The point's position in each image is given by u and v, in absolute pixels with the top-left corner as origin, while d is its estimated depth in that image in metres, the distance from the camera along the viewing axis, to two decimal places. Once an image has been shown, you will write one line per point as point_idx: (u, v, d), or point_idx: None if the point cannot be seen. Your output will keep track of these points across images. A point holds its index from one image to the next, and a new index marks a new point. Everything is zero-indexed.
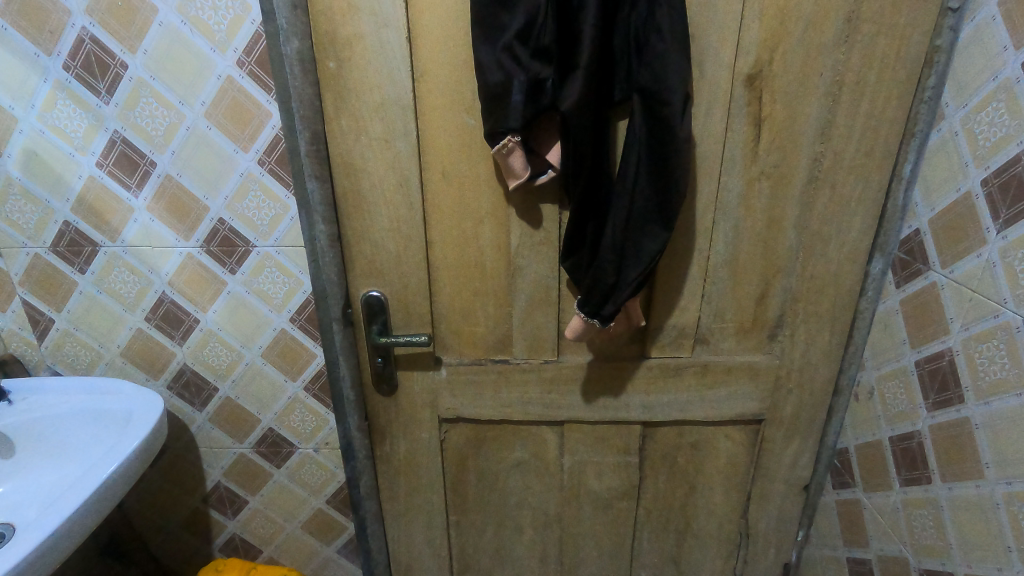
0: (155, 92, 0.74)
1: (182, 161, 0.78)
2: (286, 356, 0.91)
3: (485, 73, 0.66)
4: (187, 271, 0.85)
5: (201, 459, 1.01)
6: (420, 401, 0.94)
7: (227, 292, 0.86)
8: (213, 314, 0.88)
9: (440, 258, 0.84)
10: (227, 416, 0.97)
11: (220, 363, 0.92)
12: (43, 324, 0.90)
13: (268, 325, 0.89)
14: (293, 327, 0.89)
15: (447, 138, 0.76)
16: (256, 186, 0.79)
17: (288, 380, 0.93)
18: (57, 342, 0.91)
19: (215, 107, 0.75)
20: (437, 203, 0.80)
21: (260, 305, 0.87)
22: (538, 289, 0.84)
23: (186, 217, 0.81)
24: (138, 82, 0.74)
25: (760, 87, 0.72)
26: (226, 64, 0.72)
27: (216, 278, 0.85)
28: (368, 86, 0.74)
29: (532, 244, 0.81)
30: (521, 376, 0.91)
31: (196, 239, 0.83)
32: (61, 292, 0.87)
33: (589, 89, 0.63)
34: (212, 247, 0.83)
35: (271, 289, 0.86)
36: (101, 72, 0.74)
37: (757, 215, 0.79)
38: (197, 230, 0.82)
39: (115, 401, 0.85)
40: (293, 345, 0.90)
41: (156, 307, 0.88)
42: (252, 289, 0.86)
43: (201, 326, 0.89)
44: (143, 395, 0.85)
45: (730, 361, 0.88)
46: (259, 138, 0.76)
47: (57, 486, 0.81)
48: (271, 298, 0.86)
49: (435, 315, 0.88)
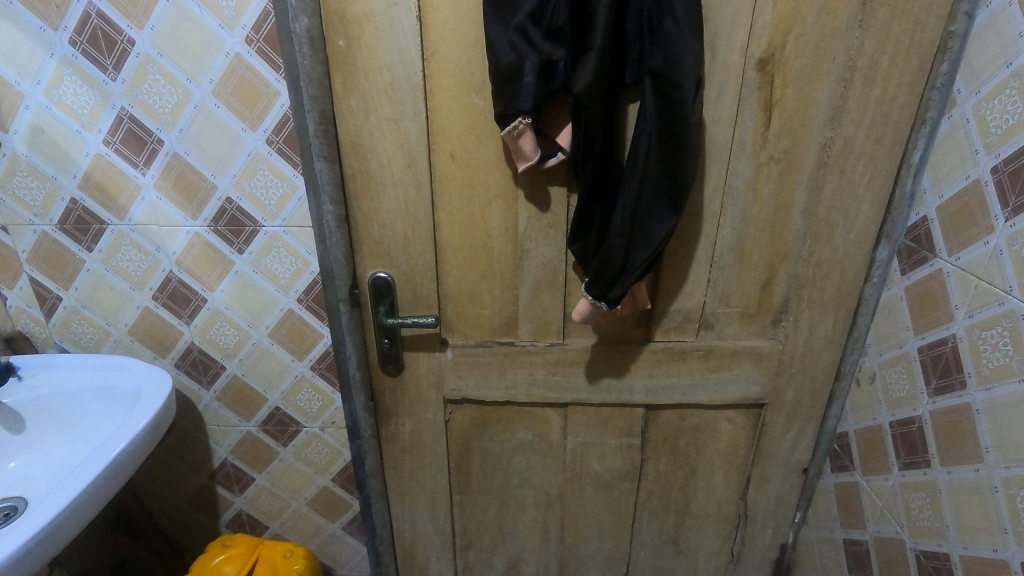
0: (162, 69, 0.74)
1: (190, 139, 0.78)
2: (293, 336, 0.92)
3: (497, 55, 0.66)
4: (194, 250, 0.85)
5: (208, 437, 1.02)
6: (425, 382, 0.95)
7: (234, 272, 0.86)
8: (221, 294, 0.88)
9: (447, 240, 0.84)
10: (233, 395, 0.98)
11: (227, 342, 0.93)
12: (50, 302, 0.90)
13: (276, 305, 0.89)
14: (300, 308, 0.89)
15: (457, 119, 0.76)
16: (264, 166, 0.79)
17: (295, 360, 0.94)
18: (65, 320, 0.92)
19: (223, 85, 0.74)
20: (445, 185, 0.80)
21: (268, 285, 0.87)
22: (545, 272, 0.85)
23: (194, 196, 0.81)
24: (146, 58, 0.73)
25: (772, 72, 0.72)
26: (235, 41, 0.72)
27: (223, 258, 0.85)
28: (377, 65, 0.73)
29: (540, 227, 0.81)
30: (526, 359, 0.92)
31: (203, 218, 0.83)
32: (68, 270, 0.87)
33: (602, 72, 0.63)
34: (219, 226, 0.83)
35: (278, 269, 0.86)
36: (108, 47, 0.73)
37: (764, 200, 0.79)
38: (205, 209, 0.82)
39: (123, 378, 0.85)
40: (300, 325, 0.91)
41: (163, 286, 0.88)
42: (261, 269, 0.86)
43: (208, 306, 0.89)
44: (152, 372, 0.86)
45: (733, 346, 0.89)
46: (268, 116, 0.76)
47: (68, 461, 0.82)
48: (278, 278, 0.87)
49: (442, 297, 0.88)
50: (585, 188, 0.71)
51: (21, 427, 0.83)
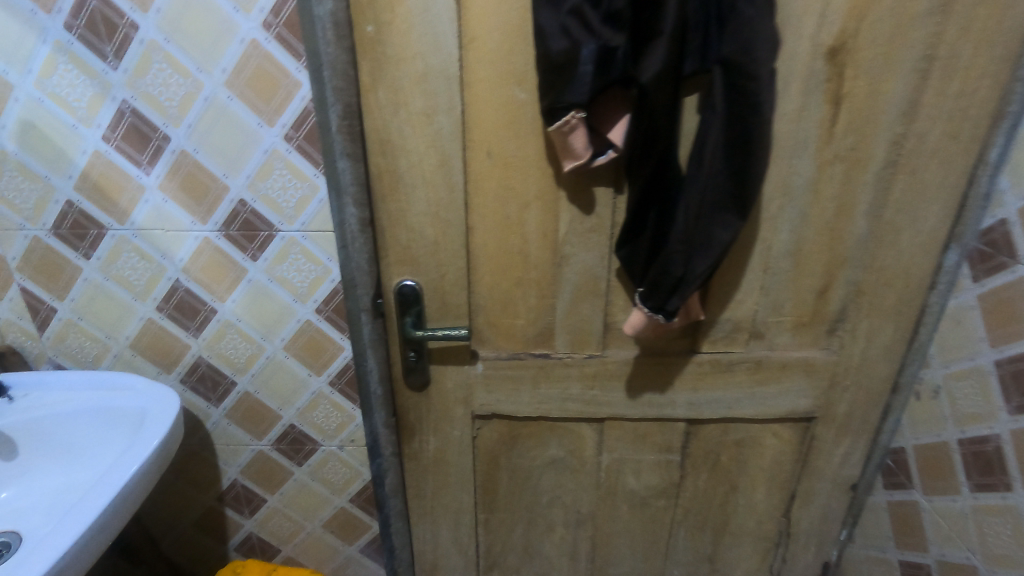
0: (169, 57, 0.66)
1: (199, 135, 0.70)
2: (310, 349, 0.85)
3: (548, 42, 0.59)
4: (203, 257, 0.78)
5: (216, 457, 0.95)
6: (453, 397, 0.88)
7: (248, 281, 0.79)
8: (232, 304, 0.81)
9: (481, 246, 0.77)
10: (245, 412, 0.90)
11: (238, 356, 0.85)
12: (44, 313, 0.82)
13: (292, 317, 0.82)
14: (320, 319, 0.82)
15: (495, 114, 0.69)
16: (282, 165, 0.72)
17: (312, 375, 0.87)
18: (60, 334, 0.84)
19: (237, 76, 0.67)
20: (480, 186, 0.73)
21: (284, 295, 0.80)
22: (585, 279, 0.79)
23: (203, 198, 0.74)
24: (151, 45, 0.66)
25: (843, 62, 0.66)
26: (251, 25, 0.65)
27: (235, 265, 0.78)
28: (409, 54, 0.66)
29: (582, 231, 0.75)
30: (562, 372, 0.85)
31: (213, 222, 0.75)
32: (63, 279, 0.79)
33: (671, 60, 0.57)
34: (231, 231, 0.76)
35: (296, 277, 0.79)
36: (108, 32, 0.65)
37: (826, 201, 0.73)
38: (216, 213, 0.75)
39: (125, 399, 0.78)
40: (318, 337, 0.84)
41: (169, 296, 0.81)
42: (275, 277, 0.79)
43: (218, 317, 0.82)
44: (155, 391, 0.78)
45: (785, 357, 0.83)
46: (287, 110, 0.69)
47: (68, 490, 0.75)
48: (295, 287, 0.80)
49: (473, 307, 0.82)
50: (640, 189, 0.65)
51: (16, 453, 0.76)
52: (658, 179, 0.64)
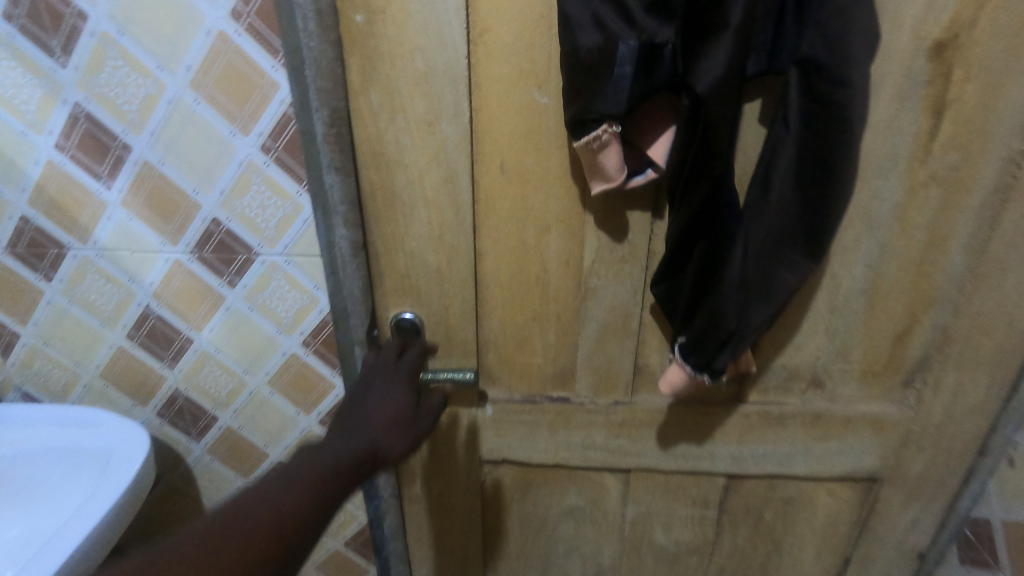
0: (125, 53, 0.56)
1: (165, 145, 0.60)
2: (298, 385, 0.75)
3: (577, 36, 0.47)
4: (175, 281, 0.68)
5: (199, 493, 0.86)
6: (458, 439, 0.78)
7: (226, 308, 0.69)
8: (210, 334, 0.72)
9: (492, 275, 0.66)
10: (229, 447, 0.81)
11: (218, 391, 0.77)
12: (7, 339, 0.74)
13: (277, 350, 0.72)
14: (307, 353, 0.72)
15: (510, 122, 0.57)
16: (260, 180, 0.61)
17: (300, 413, 0.77)
18: (25, 360, 0.75)
19: (204, 75, 0.56)
20: (491, 206, 0.62)
21: (266, 325, 0.70)
22: (614, 316, 0.67)
23: (173, 216, 0.64)
24: (104, 38, 0.55)
25: (952, 60, 0.52)
26: (218, 14, 0.53)
27: (212, 292, 0.68)
28: (407, 48, 0.54)
29: (611, 261, 0.63)
30: (584, 418, 0.74)
31: (185, 243, 0.66)
32: (24, 301, 0.71)
33: (737, 61, 0.44)
34: (205, 253, 0.66)
35: (279, 306, 0.69)
36: (54, 23, 0.55)
37: (914, 232, 0.60)
38: (187, 232, 0.65)
39: (95, 438, 0.70)
40: (306, 372, 0.74)
41: (140, 323, 0.72)
42: (256, 305, 0.69)
43: (195, 347, 0.73)
44: (125, 428, 0.70)
45: (849, 410, 0.71)
46: (262, 116, 0.58)
47: (37, 536, 0.68)
48: (279, 317, 0.69)
49: (482, 343, 0.71)
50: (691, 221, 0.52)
51: None
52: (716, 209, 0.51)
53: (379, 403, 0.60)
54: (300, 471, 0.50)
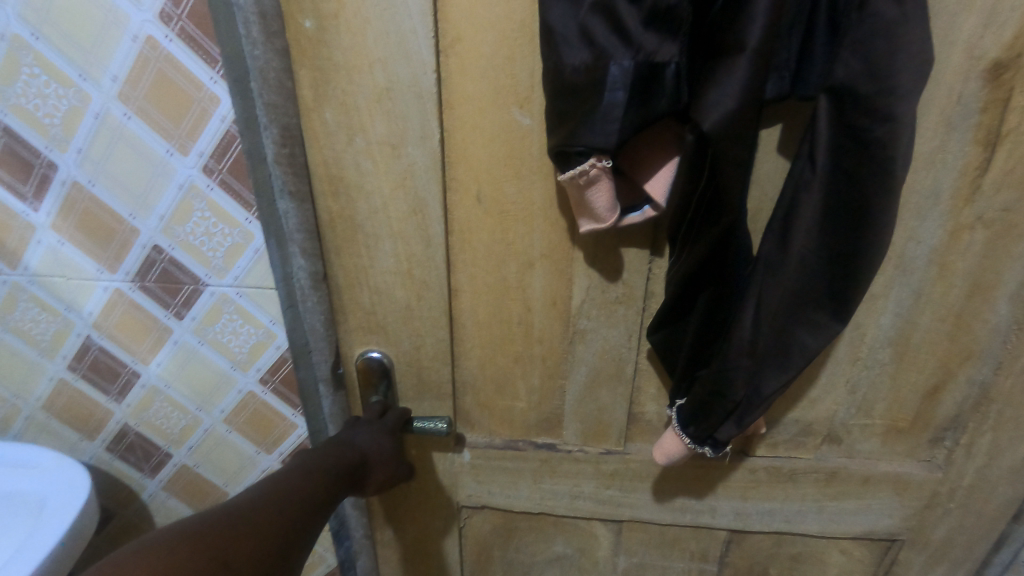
0: (41, 59, 0.48)
1: (94, 164, 0.52)
2: (257, 423, 0.68)
3: (562, 53, 0.40)
4: (116, 312, 0.61)
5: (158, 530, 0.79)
6: (434, 485, 0.71)
7: (173, 342, 0.63)
8: (157, 368, 0.65)
9: (469, 313, 0.58)
10: (184, 485, 0.75)
11: (170, 427, 0.70)
12: None
13: (232, 386, 0.66)
14: (265, 391, 0.66)
15: (487, 146, 0.50)
16: (203, 205, 0.54)
17: (259, 452, 0.71)
18: None
19: (133, 86, 0.49)
20: (467, 239, 0.54)
21: (220, 360, 0.64)
22: (606, 361, 0.59)
23: (108, 242, 0.57)
24: (15, 41, 0.47)
25: (1013, 85, 0.43)
26: (145, 17, 0.46)
27: (157, 324, 0.61)
28: (365, 59, 0.46)
29: (604, 302, 0.56)
30: (572, 467, 0.67)
31: (124, 271, 0.58)
32: None
33: (755, 90, 0.36)
34: (148, 283, 0.59)
35: (232, 340, 0.62)
36: None
37: (954, 280, 0.52)
38: (125, 260, 0.57)
39: (34, 481, 0.63)
40: (265, 412, 0.67)
41: (80, 355, 0.64)
42: (207, 339, 0.62)
43: (142, 382, 0.66)
44: (65, 470, 0.63)
45: (869, 469, 0.63)
46: (202, 134, 0.50)
47: None
48: (232, 352, 0.63)
49: (459, 385, 0.63)
50: (685, 284, 0.48)
51: None
52: (722, 272, 0.46)
53: (364, 439, 0.58)
54: (316, 465, 0.51)
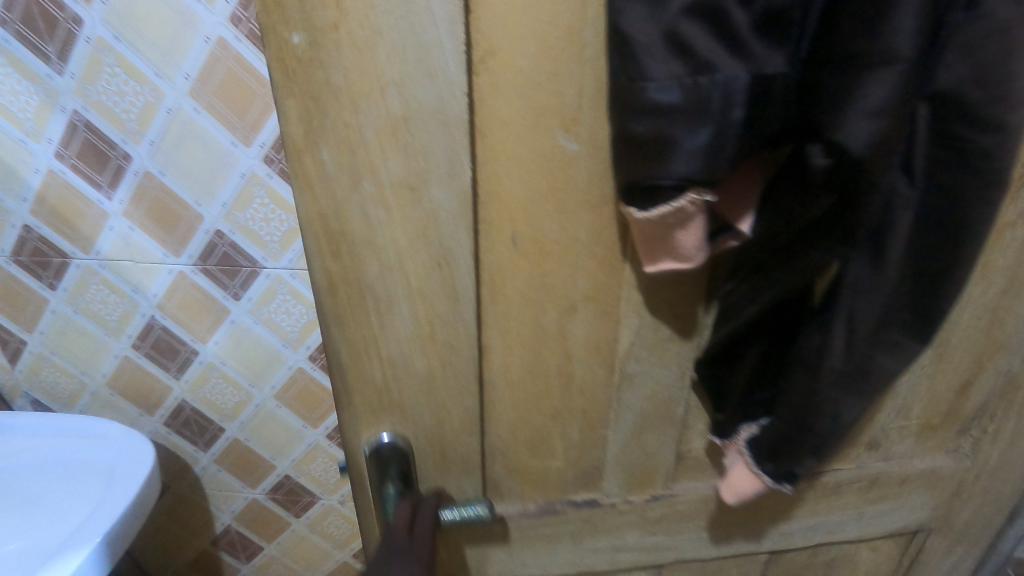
0: (120, 58, 0.49)
1: (165, 155, 0.54)
2: (304, 399, 0.70)
3: (646, 68, 0.32)
4: (179, 294, 0.62)
5: (208, 503, 0.80)
6: (459, 565, 0.61)
7: (231, 322, 0.64)
8: (215, 346, 0.66)
9: (501, 371, 0.50)
10: (234, 459, 0.75)
11: (224, 402, 0.70)
12: (13, 345, 0.67)
13: (281, 363, 0.67)
14: (314, 367, 0.68)
15: (525, 178, 0.41)
16: (263, 192, 0.56)
17: (306, 426, 0.72)
18: (33, 367, 0.69)
19: (204, 83, 0.50)
20: (500, 288, 0.45)
21: (271, 339, 0.65)
22: (654, 403, 0.53)
23: (175, 227, 0.58)
24: (98, 43, 0.49)
25: None
26: (216, 20, 0.48)
27: (216, 305, 0.63)
28: (376, 81, 0.36)
29: (656, 341, 0.49)
30: (614, 520, 0.60)
31: (188, 255, 0.60)
32: (29, 311, 0.64)
33: (899, 98, 0.30)
34: (209, 265, 0.60)
35: (283, 320, 0.64)
36: (48, 30, 0.49)
37: (994, 278, 0.51)
38: (189, 244, 0.59)
39: (97, 453, 0.65)
40: (312, 387, 0.69)
41: (145, 334, 0.66)
42: (261, 319, 0.63)
43: (200, 360, 0.67)
44: (131, 442, 0.65)
45: (906, 469, 0.62)
46: (265, 125, 0.53)
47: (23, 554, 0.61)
48: (284, 332, 0.65)
49: (487, 452, 0.54)
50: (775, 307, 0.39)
51: None
52: (768, 288, 0.42)
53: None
54: None
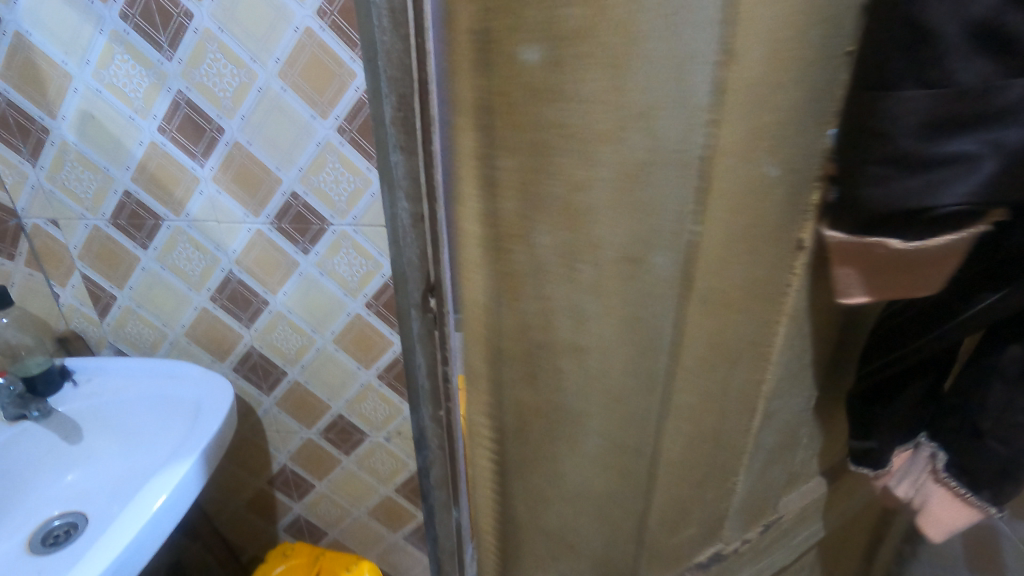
0: (223, 46, 0.69)
1: (253, 128, 0.74)
2: (360, 342, 0.92)
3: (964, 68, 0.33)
4: (255, 250, 0.84)
5: (255, 390, 1.02)
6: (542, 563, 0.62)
7: (299, 274, 0.86)
8: (283, 296, 0.89)
9: (609, 389, 0.50)
10: (295, 400, 1.02)
11: (287, 346, 0.95)
12: (128, 263, 0.89)
13: (343, 309, 0.89)
14: (369, 312, 0.88)
15: (656, 199, 0.41)
16: (335, 158, 0.75)
17: (347, 295, 0.87)
18: (146, 283, 0.90)
19: (291, 66, 0.69)
20: (614, 306, 0.45)
21: (370, 248, 0.82)
22: (743, 400, 0.55)
23: (256, 190, 0.79)
24: (205, 34, 0.68)
25: None
26: (306, 13, 0.66)
27: (288, 259, 0.85)
28: (534, 106, 0.35)
29: (751, 341, 0.52)
30: (691, 512, 0.63)
31: (266, 215, 0.81)
32: (146, 230, 0.85)
33: None
34: (283, 223, 0.81)
35: (347, 271, 0.84)
36: (163, 22, 0.68)
37: None
38: (268, 204, 0.80)
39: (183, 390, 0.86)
40: (367, 332, 0.91)
41: (249, 248, 0.84)
42: (327, 270, 0.85)
43: (300, 272, 0.86)
44: (211, 382, 0.86)
45: None
46: (340, 103, 0.71)
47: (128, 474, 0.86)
48: (348, 281, 0.86)
49: (583, 468, 0.54)
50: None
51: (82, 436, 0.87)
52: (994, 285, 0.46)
53: None
54: None
